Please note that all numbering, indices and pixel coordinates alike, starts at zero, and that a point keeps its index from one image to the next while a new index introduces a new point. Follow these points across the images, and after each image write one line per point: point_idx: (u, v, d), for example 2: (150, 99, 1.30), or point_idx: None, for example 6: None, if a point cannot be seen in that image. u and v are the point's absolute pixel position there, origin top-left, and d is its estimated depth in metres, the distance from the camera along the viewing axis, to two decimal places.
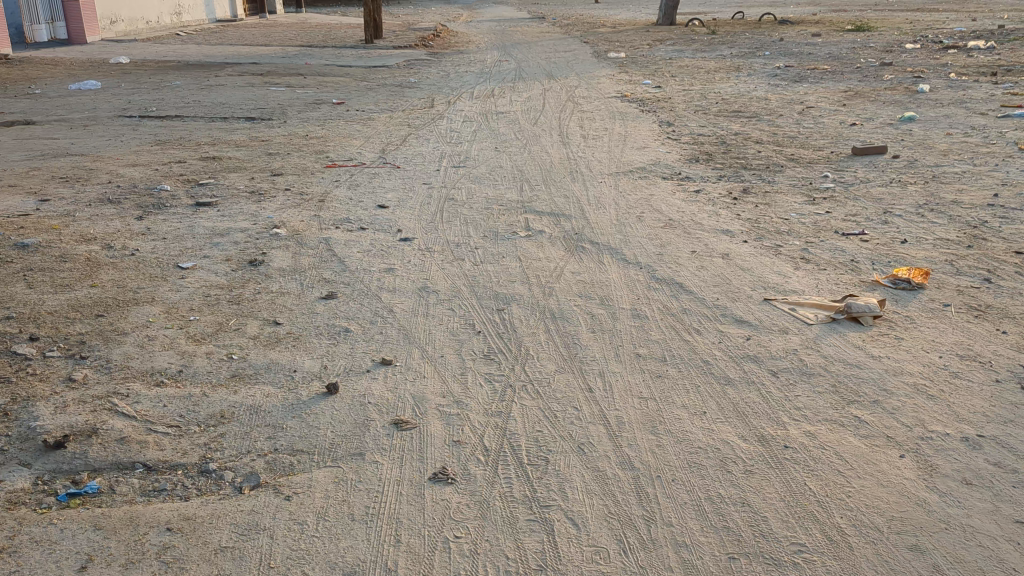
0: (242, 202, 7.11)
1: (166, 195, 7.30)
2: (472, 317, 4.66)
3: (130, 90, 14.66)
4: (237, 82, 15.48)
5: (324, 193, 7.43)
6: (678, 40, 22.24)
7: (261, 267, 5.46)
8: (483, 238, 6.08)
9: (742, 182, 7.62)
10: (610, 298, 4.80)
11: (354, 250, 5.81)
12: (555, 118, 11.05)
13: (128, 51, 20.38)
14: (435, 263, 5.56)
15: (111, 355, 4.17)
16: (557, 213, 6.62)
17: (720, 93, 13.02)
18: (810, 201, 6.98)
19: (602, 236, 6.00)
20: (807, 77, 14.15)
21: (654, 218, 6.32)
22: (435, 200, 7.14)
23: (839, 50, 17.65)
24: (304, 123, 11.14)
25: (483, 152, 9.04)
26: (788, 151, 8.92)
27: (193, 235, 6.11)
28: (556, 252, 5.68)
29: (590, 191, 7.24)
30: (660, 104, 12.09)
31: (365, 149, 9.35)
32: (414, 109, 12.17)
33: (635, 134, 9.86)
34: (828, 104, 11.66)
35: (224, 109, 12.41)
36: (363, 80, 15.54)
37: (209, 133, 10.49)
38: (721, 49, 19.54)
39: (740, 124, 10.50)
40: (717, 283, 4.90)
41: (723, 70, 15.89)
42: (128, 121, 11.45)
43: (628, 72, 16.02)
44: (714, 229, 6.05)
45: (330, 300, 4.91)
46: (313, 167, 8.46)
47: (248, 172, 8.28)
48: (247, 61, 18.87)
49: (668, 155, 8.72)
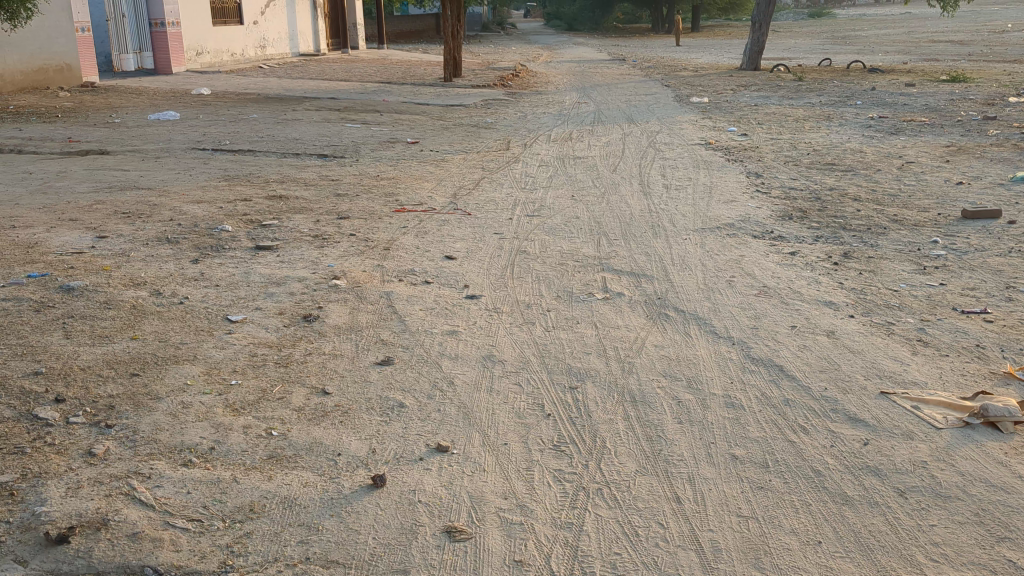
0: (304, 247, 6.73)
1: (226, 236, 6.97)
2: (542, 395, 4.13)
3: (207, 122, 14.60)
4: (313, 117, 15.34)
5: (390, 240, 7.01)
6: (763, 85, 21.63)
7: (315, 323, 5.02)
8: (557, 299, 5.56)
9: (842, 245, 6.99)
10: (699, 381, 4.24)
11: (416, 307, 5.34)
12: (636, 164, 10.54)
13: (211, 82, 20.56)
14: (503, 326, 5.06)
15: (140, 424, 3.74)
16: (638, 273, 6.08)
17: (811, 144, 12.35)
18: (921, 271, 6.32)
19: (689, 301, 5.44)
20: (904, 129, 13.42)
21: (747, 284, 5.74)
22: (506, 253, 6.66)
23: (937, 101, 16.83)
24: (376, 162, 10.83)
25: (559, 200, 8.55)
26: (889, 211, 8.25)
27: (247, 282, 5.72)
28: (638, 320, 5.13)
29: (674, 249, 6.68)
30: (747, 153, 11.50)
31: (436, 192, 8.95)
32: (489, 150, 11.80)
33: (721, 185, 9.29)
34: (929, 159, 10.93)
35: (297, 144, 12.19)
36: (439, 119, 15.25)
37: (279, 169, 10.24)
38: (810, 97, 18.86)
39: (835, 179, 9.84)
40: (823, 369, 4.30)
41: (812, 118, 15.22)
42: (200, 154, 11.28)
43: (712, 118, 15.45)
44: (815, 300, 5.44)
45: (385, 367, 4.43)
46: (381, 211, 8.07)
47: (313, 214, 7.93)
48: (326, 95, 18.80)
49: (759, 210, 8.11)
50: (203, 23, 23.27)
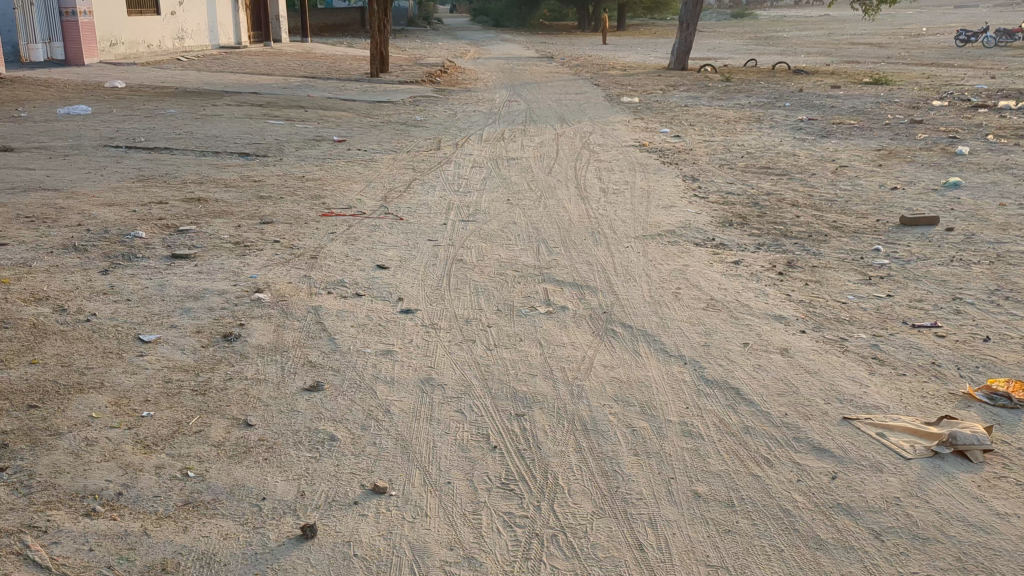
0: (225, 255, 6.30)
1: (139, 244, 6.49)
2: (487, 424, 3.82)
3: (121, 117, 13.90)
4: (235, 113, 14.74)
5: (317, 247, 6.62)
6: (693, 86, 21.66)
7: (236, 343, 4.62)
8: (497, 313, 5.26)
9: (785, 253, 6.84)
10: (653, 406, 3.98)
11: (347, 323, 4.98)
12: (571, 166, 10.30)
13: (126, 75, 19.71)
14: (441, 344, 4.74)
15: (37, 465, 3.32)
16: (581, 284, 5.81)
17: (744, 146, 12.29)
18: (866, 281, 6.19)
19: (635, 315, 5.19)
20: (835, 132, 13.47)
21: (693, 296, 5.52)
22: (441, 262, 6.33)
23: (863, 104, 16.99)
24: (302, 162, 10.38)
25: (494, 204, 8.25)
26: (828, 217, 8.15)
27: (162, 296, 5.28)
28: (584, 337, 4.86)
29: (617, 258, 6.44)
30: (682, 156, 11.36)
31: (366, 195, 8.56)
32: (420, 150, 11.44)
33: (659, 189, 9.10)
34: (862, 163, 10.94)
35: (218, 142, 11.65)
36: (367, 117, 14.80)
37: (199, 169, 9.72)
38: (739, 98, 18.92)
39: (771, 183, 9.74)
40: (781, 392, 4.09)
41: (743, 120, 15.21)
42: (113, 152, 10.67)
43: (644, 119, 15.32)
44: (764, 314, 5.24)
45: (314, 393, 4.08)
46: (308, 215, 7.66)
47: (235, 218, 7.48)
48: (248, 90, 18.16)
49: (699, 216, 7.93)
50: (118, 13, 22.33)
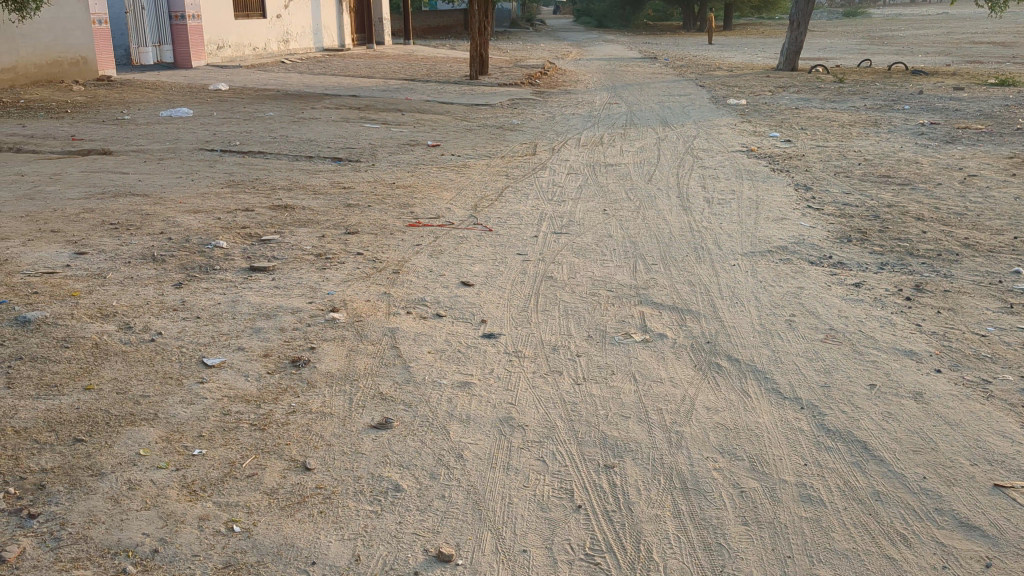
0: (304, 269, 6.00)
1: (218, 254, 6.26)
2: (572, 477, 3.36)
3: (220, 120, 13.93)
4: (331, 116, 14.62)
5: (400, 261, 6.27)
6: (803, 87, 20.72)
7: (304, 369, 4.28)
8: (588, 340, 4.79)
9: (911, 275, 6.18)
10: (764, 461, 3.46)
11: (424, 349, 4.59)
12: (672, 174, 9.74)
13: (229, 77, 19.92)
14: (526, 376, 4.29)
15: (72, 512, 3.02)
16: (682, 308, 5.29)
17: (860, 153, 11.48)
18: (1007, 308, 5.48)
19: (744, 346, 4.65)
20: (960, 138, 12.52)
21: (810, 325, 4.93)
22: (530, 278, 5.90)
23: (991, 107, 15.84)
24: (393, 167, 10.10)
25: (590, 214, 7.77)
26: (959, 233, 7.39)
27: (232, 314, 4.98)
28: (685, 371, 4.35)
29: (721, 278, 5.88)
30: (792, 162, 10.67)
31: (456, 204, 8.20)
32: (515, 155, 11.05)
33: (768, 199, 8.48)
34: (993, 172, 10.06)
35: (311, 145, 11.49)
36: (463, 121, 14.48)
37: (289, 174, 9.54)
38: (854, 100, 17.95)
39: (892, 193, 8.99)
40: (916, 449, 3.52)
41: (858, 124, 14.32)
42: (207, 156, 10.60)
43: (751, 122, 14.58)
44: (892, 349, 4.63)
45: (382, 432, 3.68)
46: (393, 225, 7.33)
47: (319, 227, 7.21)
48: (347, 93, 18.10)
49: (812, 230, 7.29)
50: (225, 17, 22.64)
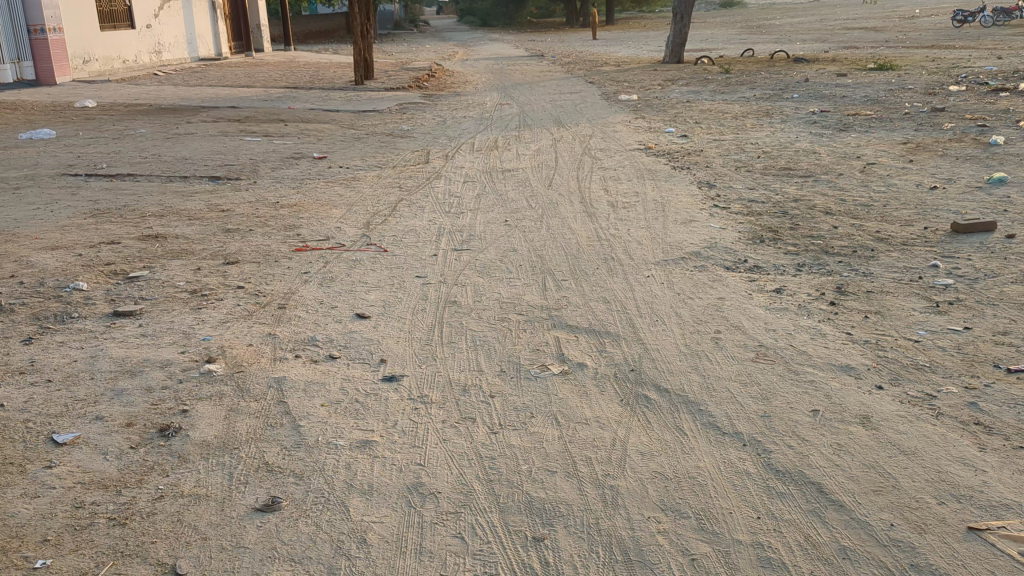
0: (177, 310, 5.34)
1: (77, 299, 5.54)
2: (498, 557, 2.87)
3: (86, 140, 12.94)
4: (208, 130, 13.76)
5: (286, 293, 5.66)
6: (691, 79, 20.70)
7: (174, 440, 3.67)
8: (501, 377, 4.30)
9: (830, 277, 5.90)
10: (713, 518, 3.04)
11: (315, 401, 4.02)
12: (573, 176, 9.37)
13: (98, 93, 18.72)
14: (435, 428, 3.77)
15: None
16: (599, 330, 4.85)
17: (758, 145, 11.33)
18: (935, 309, 5.24)
19: (673, 373, 4.23)
20: (853, 125, 12.52)
21: (739, 343, 4.56)
22: (432, 305, 5.38)
23: (876, 93, 16.02)
24: (277, 184, 9.43)
25: (491, 226, 7.29)
26: (870, 227, 7.19)
27: (91, 373, 4.32)
28: (611, 408, 3.90)
29: (637, 293, 5.47)
30: (692, 158, 10.44)
31: (346, 222, 7.61)
32: (407, 164, 10.50)
33: (673, 200, 8.16)
34: (890, 159, 10.01)
35: (186, 164, 10.70)
36: (350, 129, 13.81)
37: (161, 198, 8.77)
38: (743, 90, 17.98)
39: (796, 187, 8.79)
40: (877, 489, 3.16)
41: (751, 115, 14.24)
42: (70, 182, 9.70)
43: (646, 118, 14.35)
44: (828, 365, 4.29)
45: (268, 516, 3.12)
46: (278, 251, 6.69)
47: (194, 259, 6.52)
48: (226, 105, 17.20)
49: (723, 232, 6.98)
50: (91, 29, 21.32)
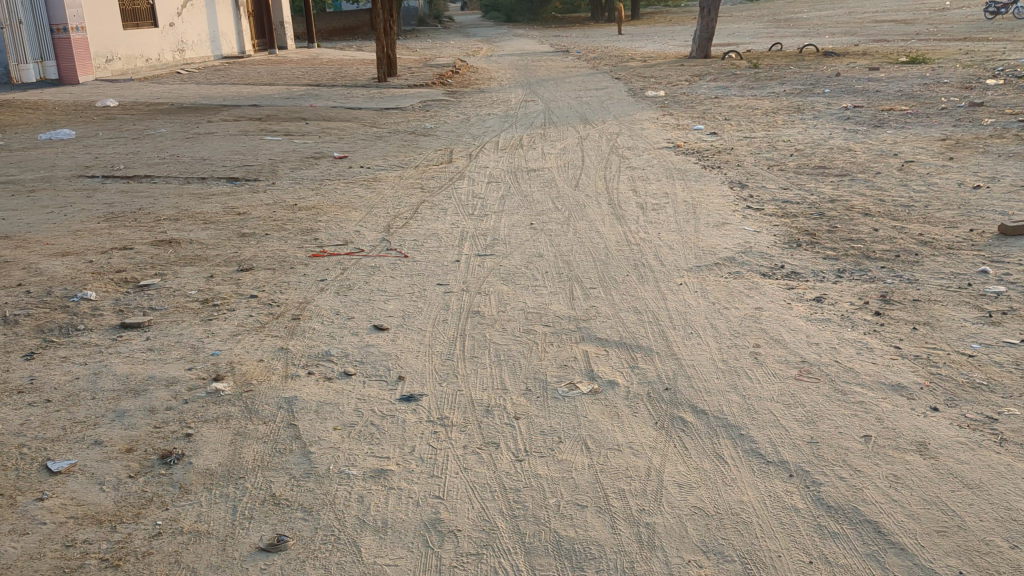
0: (188, 321, 5.11)
1: (84, 310, 5.32)
2: None
3: (105, 141, 12.78)
4: (229, 129, 13.58)
5: (300, 303, 5.42)
6: (718, 74, 20.33)
7: (177, 468, 3.43)
8: (525, 396, 4.02)
9: (873, 284, 5.58)
10: (760, 564, 2.75)
11: (327, 425, 3.77)
12: (599, 176, 9.08)
13: (119, 92, 18.61)
14: (454, 455, 3.51)
15: None
16: (630, 344, 4.56)
17: (790, 142, 10.98)
18: (988, 319, 4.90)
19: (710, 392, 3.94)
20: (888, 121, 12.14)
21: (780, 359, 4.26)
22: (453, 316, 5.12)
23: (910, 87, 15.58)
24: (295, 185, 9.20)
25: (515, 230, 7.02)
26: (912, 229, 6.85)
27: (92, 392, 4.09)
28: (644, 433, 3.62)
29: (669, 302, 5.18)
30: (722, 156, 10.11)
31: (365, 225, 7.36)
32: (429, 164, 10.25)
33: (704, 201, 7.85)
34: (929, 156, 9.64)
35: (205, 165, 10.51)
36: (371, 127, 13.58)
37: (178, 200, 8.58)
38: (772, 85, 17.60)
39: (832, 187, 8.45)
40: (942, 529, 2.86)
41: (782, 111, 13.87)
42: (87, 185, 9.52)
43: (673, 114, 14.01)
44: (878, 384, 3.98)
45: (273, 556, 2.87)
46: (294, 257, 6.46)
47: (207, 265, 6.29)
48: (247, 103, 17.04)
49: (758, 236, 6.66)
50: (113, 27, 21.23)
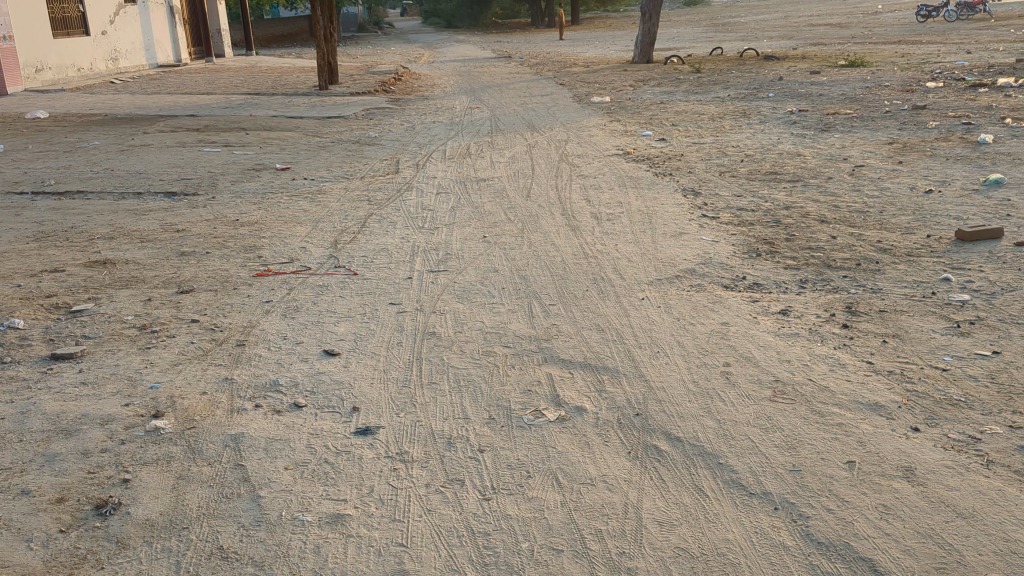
0: (124, 350, 4.78)
1: (11, 340, 4.96)
2: None
3: (35, 154, 12.27)
4: (166, 141, 13.13)
5: (245, 327, 5.12)
6: (662, 79, 20.36)
7: (113, 520, 3.14)
8: (489, 426, 3.79)
9: (837, 294, 5.47)
10: None
11: (279, 464, 3.51)
12: (551, 185, 8.90)
13: (50, 103, 17.95)
14: (416, 495, 3.27)
15: None
16: (596, 366, 4.37)
17: (740, 147, 10.92)
18: (957, 329, 4.80)
19: (684, 417, 3.75)
20: (834, 125, 12.17)
21: (752, 379, 4.09)
22: (408, 338, 4.87)
23: (853, 90, 15.68)
24: (236, 199, 8.86)
25: (467, 243, 6.80)
26: (870, 236, 6.77)
27: (18, 435, 3.76)
28: (618, 464, 3.42)
29: (633, 319, 5.00)
30: (673, 163, 10.01)
31: (311, 241, 7.07)
32: (375, 174, 9.98)
33: (659, 210, 7.71)
34: (879, 160, 9.64)
35: (140, 179, 10.10)
36: (314, 137, 13.24)
37: (112, 217, 8.19)
38: (716, 89, 17.65)
39: (785, 193, 8.38)
40: (941, 566, 2.71)
41: (728, 116, 13.85)
42: (15, 202, 9.07)
43: (621, 120, 13.91)
44: (854, 403, 3.84)
45: None
46: (238, 277, 6.15)
47: (145, 288, 5.95)
48: (185, 113, 16.55)
49: (717, 246, 6.53)
50: (43, 35, 20.51)
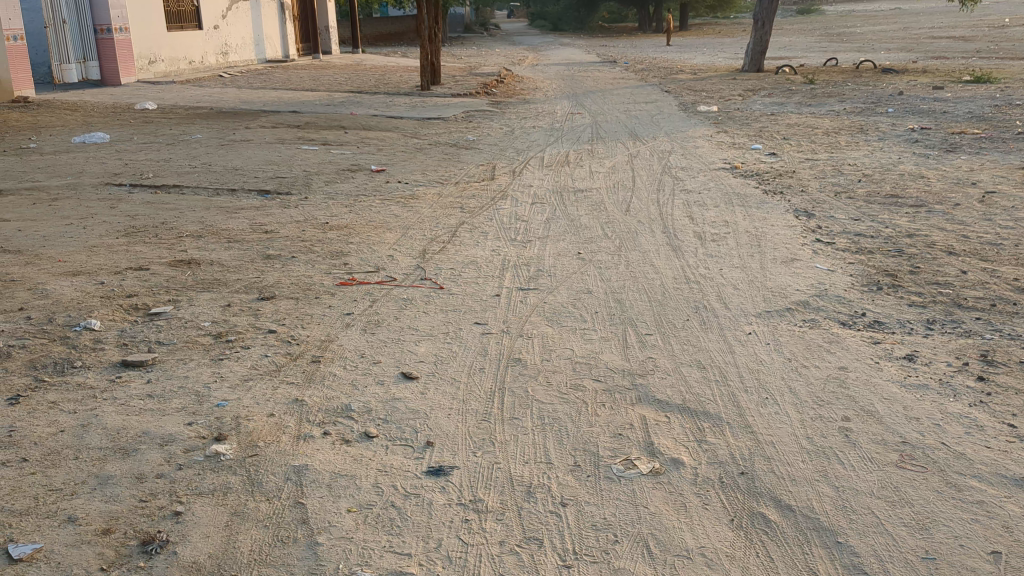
0: (196, 361, 4.56)
1: (85, 343, 4.80)
2: None
3: (138, 146, 12.40)
4: (265, 137, 13.14)
5: (322, 342, 4.86)
6: (773, 89, 19.63)
7: (158, 560, 2.87)
8: (574, 475, 3.42)
9: (970, 339, 4.90)
10: None
11: (342, 505, 3.20)
12: (652, 199, 8.46)
13: (159, 95, 18.27)
14: (488, 556, 2.91)
15: None
16: (695, 410, 3.94)
17: (856, 166, 10.27)
18: None
19: (796, 481, 3.30)
20: (961, 145, 11.37)
21: (875, 440, 3.61)
22: (492, 364, 4.53)
23: (980, 108, 14.73)
24: (328, 201, 8.68)
25: (561, 259, 6.43)
26: (1004, 272, 6.15)
27: (73, 452, 3.54)
28: (719, 534, 3.00)
29: (738, 356, 4.55)
30: (784, 181, 9.45)
31: (399, 249, 6.80)
32: (470, 180, 9.70)
33: (767, 232, 7.20)
34: (1012, 186, 8.90)
35: (236, 175, 10.04)
36: (412, 138, 13.07)
37: (203, 214, 8.09)
38: (831, 102, 16.86)
39: (908, 219, 7.75)
40: None
41: (844, 131, 13.12)
42: (113, 194, 9.08)
43: (728, 131, 13.33)
44: (997, 477, 3.32)
45: None
46: (321, 285, 5.91)
47: (226, 292, 5.76)
48: (287, 109, 16.61)
49: (832, 276, 6.00)
50: (157, 29, 20.97)
